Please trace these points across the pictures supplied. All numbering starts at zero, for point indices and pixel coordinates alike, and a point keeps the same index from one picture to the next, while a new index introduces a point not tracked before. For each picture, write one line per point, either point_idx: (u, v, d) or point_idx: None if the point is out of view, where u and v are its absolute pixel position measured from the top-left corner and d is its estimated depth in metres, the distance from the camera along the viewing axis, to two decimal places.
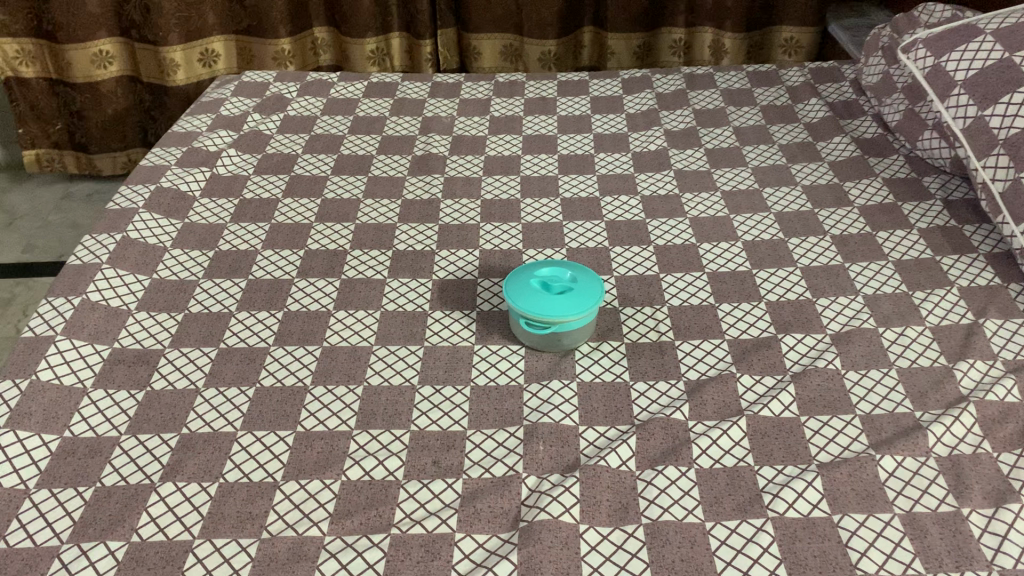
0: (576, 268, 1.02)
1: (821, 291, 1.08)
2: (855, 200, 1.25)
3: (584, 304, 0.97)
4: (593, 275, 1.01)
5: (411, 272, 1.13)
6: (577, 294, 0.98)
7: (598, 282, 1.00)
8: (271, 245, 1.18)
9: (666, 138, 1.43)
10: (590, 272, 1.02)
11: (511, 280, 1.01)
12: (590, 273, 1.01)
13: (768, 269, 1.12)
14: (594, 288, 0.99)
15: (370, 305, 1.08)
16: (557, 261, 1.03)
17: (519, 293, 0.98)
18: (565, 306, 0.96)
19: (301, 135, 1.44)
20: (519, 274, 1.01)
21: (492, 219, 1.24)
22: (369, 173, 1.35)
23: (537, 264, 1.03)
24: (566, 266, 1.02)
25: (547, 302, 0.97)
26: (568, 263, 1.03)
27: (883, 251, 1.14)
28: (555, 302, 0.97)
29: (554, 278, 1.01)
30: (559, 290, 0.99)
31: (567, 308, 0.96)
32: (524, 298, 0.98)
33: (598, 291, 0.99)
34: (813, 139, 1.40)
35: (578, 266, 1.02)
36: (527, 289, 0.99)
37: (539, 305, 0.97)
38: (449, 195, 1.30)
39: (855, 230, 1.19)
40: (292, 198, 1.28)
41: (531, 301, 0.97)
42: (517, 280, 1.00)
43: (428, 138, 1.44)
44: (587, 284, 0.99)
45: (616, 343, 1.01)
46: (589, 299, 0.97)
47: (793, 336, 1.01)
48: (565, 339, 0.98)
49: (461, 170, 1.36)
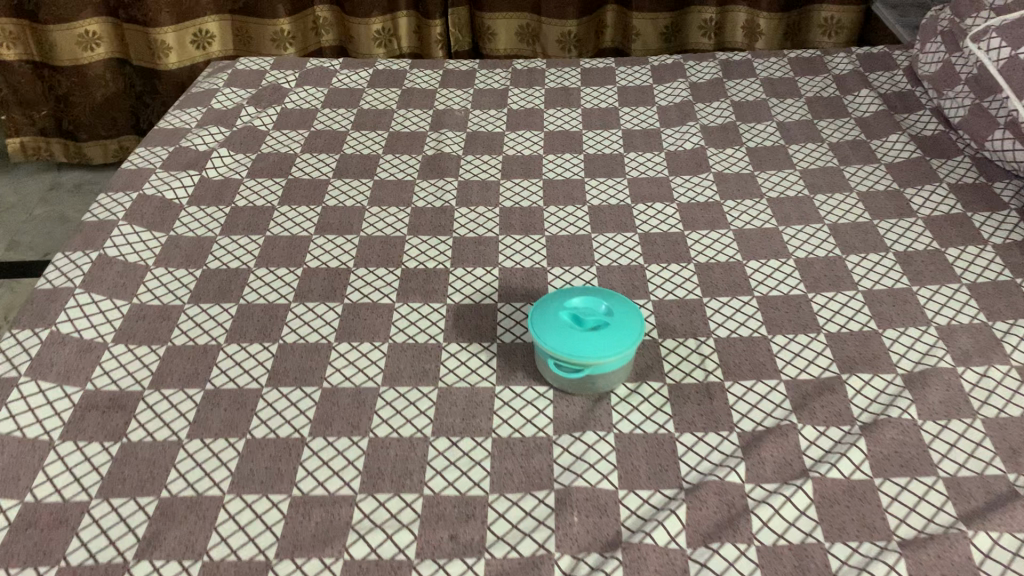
0: (612, 298, 0.89)
1: (887, 321, 0.95)
2: (919, 210, 1.12)
3: (621, 344, 0.84)
4: (631, 306, 0.88)
5: (422, 295, 1.01)
6: (613, 331, 0.85)
7: (637, 315, 0.88)
8: (265, 262, 1.05)
9: (702, 135, 1.29)
10: (628, 302, 0.89)
11: (537, 313, 0.88)
12: (627, 304, 0.89)
13: (826, 293, 1.00)
14: (632, 323, 0.86)
15: (376, 335, 0.95)
16: (590, 290, 0.90)
17: (546, 330, 0.86)
18: (599, 346, 0.84)
19: (300, 132, 1.31)
20: (547, 305, 0.89)
21: (512, 231, 1.11)
22: (375, 176, 1.22)
23: (567, 293, 0.90)
24: (601, 295, 0.89)
25: (579, 341, 0.84)
26: (603, 291, 0.90)
27: (955, 271, 1.01)
28: (587, 342, 0.84)
29: (586, 310, 0.88)
30: (593, 325, 0.86)
31: (602, 348, 0.83)
32: (552, 336, 0.85)
33: (638, 326, 0.86)
34: (866, 137, 1.26)
35: (614, 296, 0.90)
36: (556, 324, 0.86)
37: (570, 345, 0.84)
38: (463, 202, 1.17)
39: (920, 246, 1.06)
40: (289, 206, 1.15)
41: (560, 339, 0.85)
42: (545, 313, 0.88)
43: (440, 134, 1.31)
44: (625, 318, 0.87)
45: (657, 386, 0.89)
46: (628, 337, 0.85)
47: (859, 377, 0.89)
48: (599, 383, 0.86)
49: (477, 172, 1.23)
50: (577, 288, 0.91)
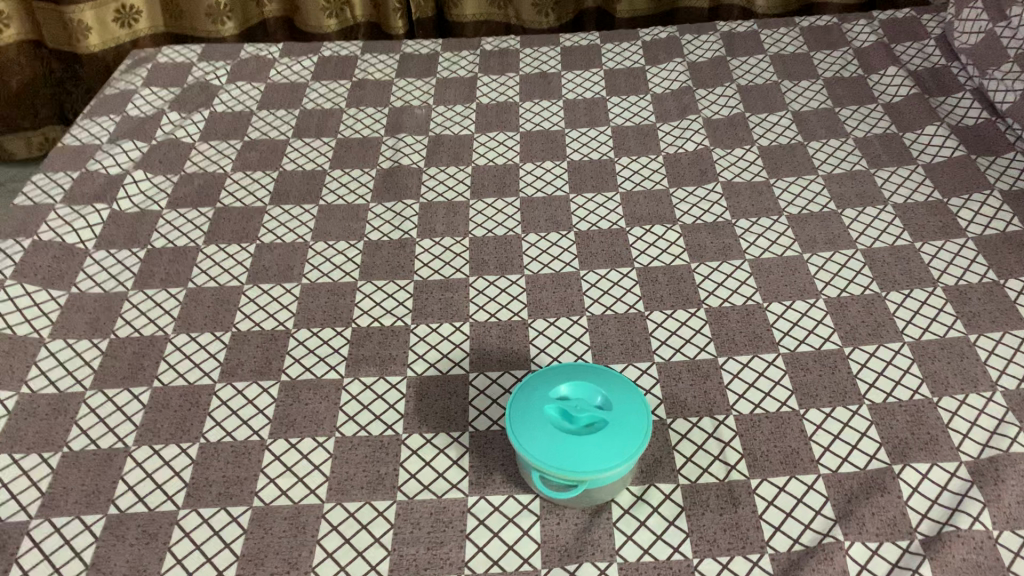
0: (609, 382, 0.71)
1: (943, 386, 0.78)
2: (968, 227, 0.93)
3: (624, 450, 0.67)
4: (633, 392, 0.71)
5: (377, 364, 0.83)
6: (614, 432, 0.68)
7: (641, 405, 0.70)
8: (185, 327, 0.87)
9: (705, 131, 1.10)
10: (629, 386, 0.72)
11: (516, 405, 0.71)
12: (628, 389, 0.71)
13: (866, 347, 0.82)
14: (636, 418, 0.69)
15: (319, 428, 0.77)
16: (581, 371, 0.73)
17: (530, 432, 0.68)
18: (598, 455, 0.66)
19: (232, 143, 1.11)
20: (528, 395, 0.71)
21: (484, 269, 0.93)
22: (320, 200, 1.02)
23: (553, 377, 0.72)
24: (594, 378, 0.72)
25: (572, 448, 0.67)
26: (597, 371, 0.73)
27: (1018, 312, 0.84)
28: (582, 449, 0.67)
29: (578, 399, 0.70)
30: (588, 422, 0.69)
31: (601, 458, 0.66)
32: (537, 442, 0.67)
33: (644, 422, 0.69)
34: (898, 130, 1.08)
35: (612, 379, 0.72)
36: (541, 424, 0.68)
37: (560, 454, 0.67)
38: (425, 231, 0.98)
39: (974, 277, 0.88)
40: (217, 245, 0.96)
41: (548, 447, 0.67)
42: (526, 406, 0.70)
43: (398, 140, 1.11)
44: (627, 410, 0.69)
45: (668, 490, 0.72)
46: (632, 440, 0.67)
47: (914, 469, 0.72)
48: (599, 495, 0.69)
49: (441, 190, 1.03)
50: (564, 368, 0.73)
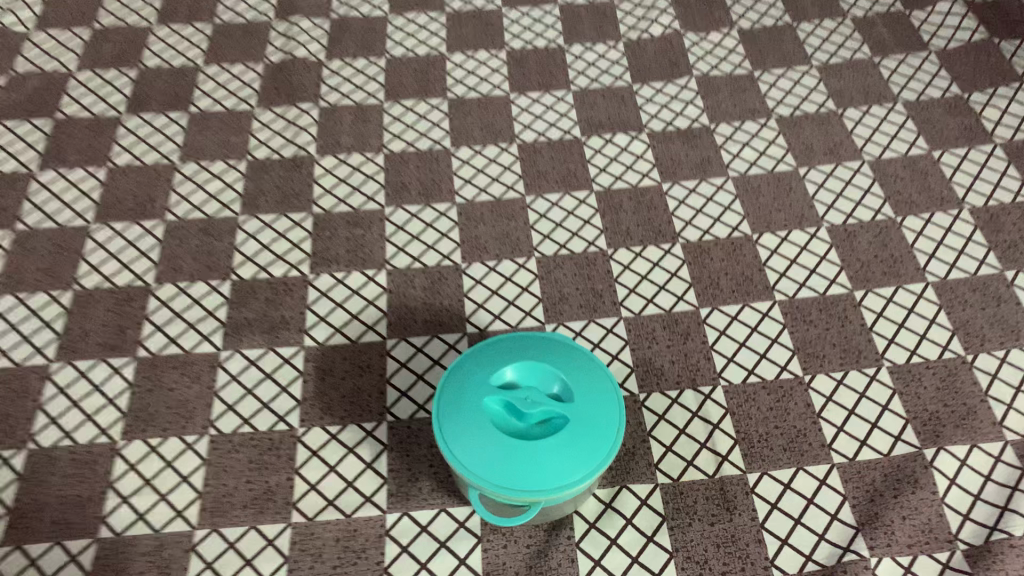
0: (568, 362, 0.54)
1: (977, 340, 0.63)
2: (995, 131, 0.77)
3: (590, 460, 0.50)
4: (600, 374, 0.54)
5: (264, 332, 0.64)
6: (576, 434, 0.50)
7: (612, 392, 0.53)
8: (10, 285, 0.66)
9: (673, 9, 0.90)
10: (594, 364, 0.54)
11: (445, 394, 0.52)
12: (593, 369, 0.54)
13: (881, 290, 0.66)
14: (605, 412, 0.52)
15: (188, 424, 0.59)
16: (531, 345, 0.55)
17: (464, 434, 0.50)
18: (554, 469, 0.49)
19: (76, 32, 0.87)
20: (462, 379, 0.53)
21: (403, 196, 0.73)
22: (191, 106, 0.80)
23: (493, 354, 0.54)
24: (548, 356, 0.54)
25: (520, 458, 0.49)
26: (553, 345, 0.55)
27: None
28: (532, 459, 0.49)
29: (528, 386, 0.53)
30: (541, 419, 0.51)
31: (558, 473, 0.49)
32: (474, 449, 0.50)
33: (614, 417, 0.52)
34: (904, 7, 0.89)
35: (572, 356, 0.54)
36: (478, 422, 0.51)
37: (504, 467, 0.49)
38: (327, 146, 0.77)
39: (1007, 196, 0.72)
40: (54, 170, 0.74)
41: (486, 458, 0.50)
42: (458, 396, 0.52)
43: (291, 25, 0.88)
44: (593, 402, 0.52)
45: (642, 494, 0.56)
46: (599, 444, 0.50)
47: (951, 455, 0.57)
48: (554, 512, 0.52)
49: (346, 89, 0.82)
50: (509, 339, 0.55)
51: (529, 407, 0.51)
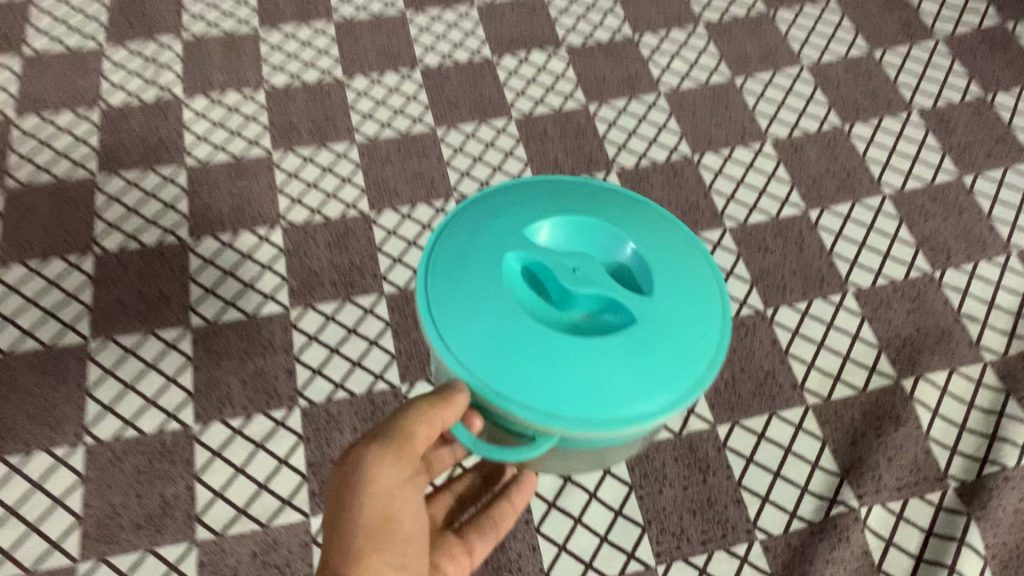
0: (656, 238, 0.41)
1: (944, 255, 0.58)
2: (934, 27, 0.71)
3: (660, 389, 0.36)
4: (698, 264, 0.40)
5: (141, 313, 0.54)
6: (645, 339, 0.37)
7: (712, 295, 0.40)
8: None
9: None
10: (693, 256, 0.41)
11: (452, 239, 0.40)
12: (688, 256, 0.41)
13: (838, 208, 0.60)
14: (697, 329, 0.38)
15: (56, 434, 0.49)
16: (603, 212, 0.42)
17: (470, 298, 0.37)
18: (601, 383, 0.35)
19: None
20: (484, 218, 0.40)
21: (293, 138, 0.63)
22: (24, 47, 0.67)
23: (539, 207, 0.41)
24: (619, 224, 0.41)
25: (552, 360, 0.36)
26: (631, 220, 0.42)
27: (1018, 140, 0.64)
28: (570, 361, 0.35)
29: (576, 257, 0.40)
30: (591, 308, 0.38)
31: (607, 396, 0.35)
32: (481, 327, 0.37)
33: (702, 344, 0.37)
34: None
35: (661, 233, 0.41)
36: (494, 290, 0.37)
37: (526, 368, 0.36)
38: (195, 85, 0.65)
39: (956, 95, 0.66)
40: None
41: (498, 345, 0.36)
42: (471, 245, 0.39)
43: None
44: (681, 301, 0.38)
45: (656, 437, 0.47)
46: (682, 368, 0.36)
47: (931, 384, 0.52)
48: (578, 447, 0.39)
49: (214, 18, 0.70)
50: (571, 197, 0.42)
51: (577, 284, 0.38)
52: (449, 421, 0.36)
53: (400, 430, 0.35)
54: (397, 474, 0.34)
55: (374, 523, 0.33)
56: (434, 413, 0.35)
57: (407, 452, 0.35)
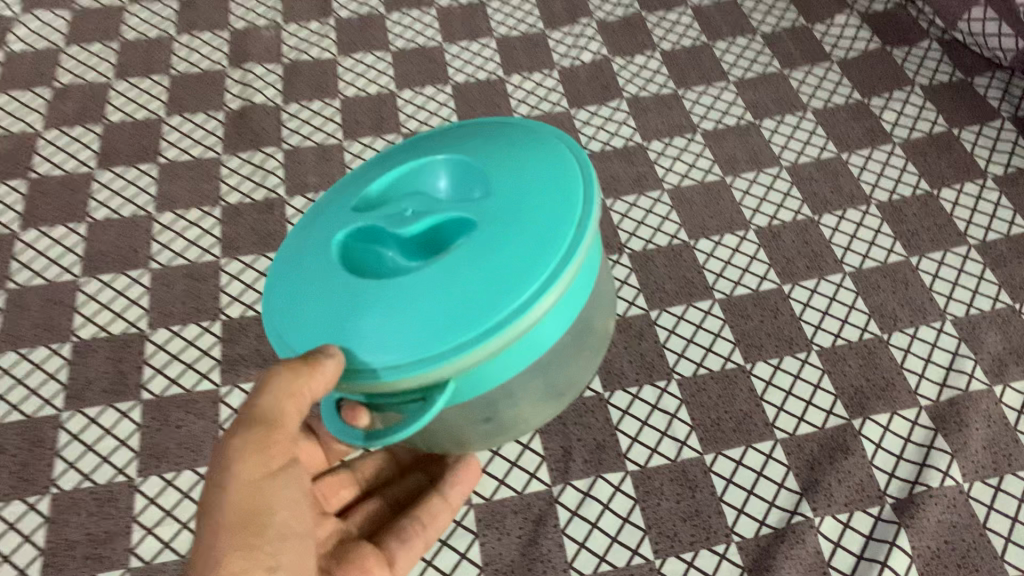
0: (480, 147, 0.52)
1: (892, 321, 0.72)
2: (893, 132, 0.86)
3: (507, 283, 0.44)
4: (536, 149, 0.50)
5: (258, 365, 0.70)
6: (475, 245, 0.45)
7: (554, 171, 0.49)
8: (11, 342, 0.71)
9: (602, 36, 0.98)
10: (530, 142, 0.51)
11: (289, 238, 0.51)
12: (514, 148, 0.51)
13: (807, 283, 0.75)
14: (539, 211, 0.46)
15: (198, 457, 0.65)
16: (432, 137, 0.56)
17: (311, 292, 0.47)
18: (451, 307, 0.43)
19: (38, 93, 0.91)
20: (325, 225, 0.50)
21: None
22: (159, 156, 0.85)
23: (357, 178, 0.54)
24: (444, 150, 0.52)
25: (400, 308, 0.44)
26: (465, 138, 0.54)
27: (958, 226, 0.78)
28: (400, 300, 0.44)
29: (417, 209, 0.49)
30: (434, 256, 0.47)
31: (467, 314, 0.43)
32: (330, 307, 0.46)
33: (521, 252, 0.45)
34: (806, 22, 0.98)
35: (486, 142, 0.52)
36: (327, 269, 0.47)
37: (381, 326, 0.44)
38: (294, 186, 0.82)
39: (907, 190, 0.81)
40: (37, 230, 0.79)
41: (344, 310, 0.45)
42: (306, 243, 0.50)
43: (246, 72, 0.93)
44: (509, 195, 0.47)
45: (557, 379, 0.58)
46: (514, 247, 0.45)
47: (875, 423, 0.66)
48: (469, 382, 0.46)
49: (307, 131, 0.87)
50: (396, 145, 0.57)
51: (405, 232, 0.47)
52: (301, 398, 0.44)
53: (256, 420, 0.45)
54: (257, 459, 0.45)
55: (243, 519, 0.45)
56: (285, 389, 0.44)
57: (266, 436, 0.45)
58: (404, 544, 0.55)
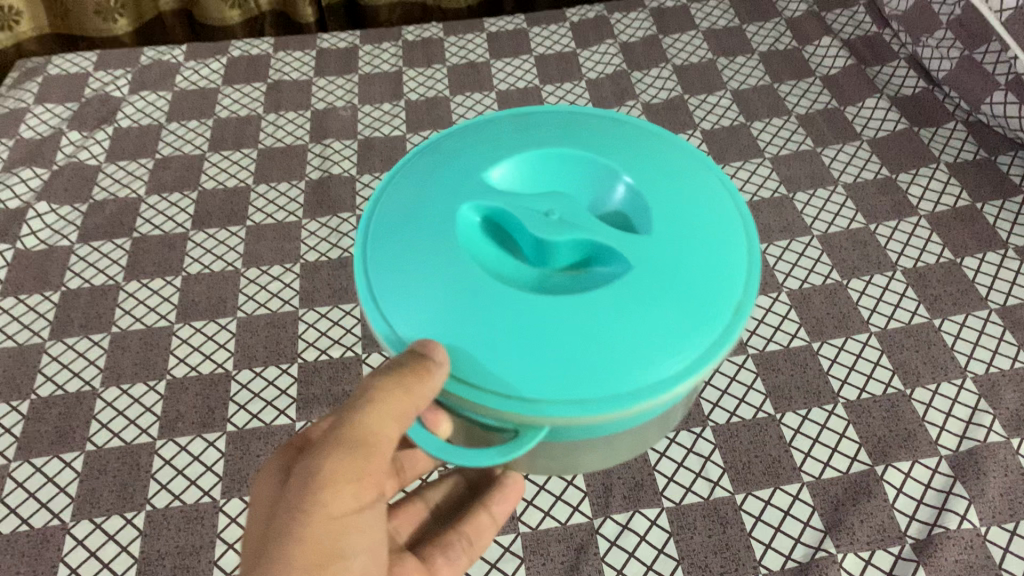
0: (651, 180, 0.59)
1: (914, 377, 0.77)
2: (918, 205, 0.92)
3: (648, 352, 0.50)
4: (703, 234, 0.55)
5: (330, 404, 0.78)
6: (627, 294, 0.52)
7: (720, 247, 0.55)
8: (114, 378, 0.80)
9: (648, 117, 1.07)
10: (720, 230, 0.56)
11: (412, 181, 0.60)
12: (690, 197, 0.58)
13: (834, 341, 0.81)
14: (697, 282, 0.53)
15: None
16: (606, 130, 0.64)
17: (430, 270, 0.54)
18: (585, 362, 0.49)
19: (142, 162, 1.03)
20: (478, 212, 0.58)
21: None
22: (247, 220, 0.95)
23: (521, 145, 0.62)
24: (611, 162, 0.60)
25: (531, 337, 0.50)
26: (640, 152, 0.61)
27: (979, 292, 0.83)
28: (532, 327, 0.50)
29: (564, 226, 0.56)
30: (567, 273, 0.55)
31: (598, 369, 0.49)
32: (453, 295, 0.52)
33: (657, 332, 0.50)
34: (838, 104, 1.06)
35: (657, 171, 0.59)
36: (461, 251, 0.54)
37: (504, 342, 0.50)
38: None
39: (931, 258, 0.87)
40: (138, 281, 0.89)
41: (470, 308, 0.52)
42: (442, 200, 0.58)
43: (325, 147, 1.04)
44: (664, 245, 0.54)
45: (640, 440, 0.62)
46: (665, 318, 0.51)
47: (897, 470, 0.71)
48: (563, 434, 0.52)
49: None
50: (563, 121, 0.64)
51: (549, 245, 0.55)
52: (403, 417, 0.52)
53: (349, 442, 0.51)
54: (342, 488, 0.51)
55: (316, 552, 0.49)
56: (387, 409, 0.52)
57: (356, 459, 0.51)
58: (449, 560, 0.62)
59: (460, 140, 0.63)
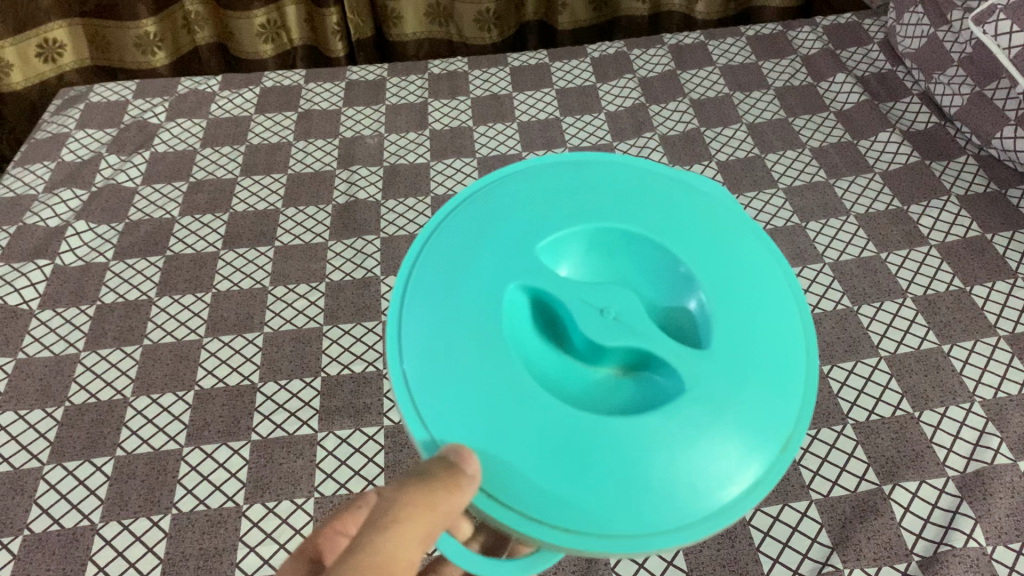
0: (714, 283, 0.59)
1: (923, 400, 0.78)
2: (929, 235, 0.94)
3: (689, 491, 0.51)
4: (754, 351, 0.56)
5: (351, 415, 0.80)
6: (677, 420, 0.52)
7: (777, 373, 0.55)
8: (144, 388, 0.83)
9: (665, 148, 1.10)
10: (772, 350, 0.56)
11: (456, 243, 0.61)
12: (754, 313, 0.58)
13: (844, 364, 0.82)
14: (749, 414, 0.54)
15: (297, 488, 0.75)
16: (677, 202, 0.63)
17: (474, 359, 0.54)
18: (625, 494, 0.50)
19: (177, 185, 1.07)
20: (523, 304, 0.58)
21: None
22: (275, 240, 0.98)
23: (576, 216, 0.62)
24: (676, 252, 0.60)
25: (582, 464, 0.51)
26: (708, 240, 0.61)
27: (988, 319, 0.85)
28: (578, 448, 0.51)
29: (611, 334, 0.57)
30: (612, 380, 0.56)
31: (637, 502, 0.50)
32: (502, 401, 0.53)
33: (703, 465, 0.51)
34: (852, 138, 1.08)
35: (721, 274, 0.59)
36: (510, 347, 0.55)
37: (550, 460, 0.51)
38: (389, 268, 0.94)
39: (941, 286, 0.89)
40: (170, 296, 0.92)
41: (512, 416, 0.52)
42: (494, 277, 0.58)
43: (352, 173, 1.08)
44: (719, 366, 0.55)
45: None
46: (711, 449, 0.52)
47: (904, 489, 0.72)
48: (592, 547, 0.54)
49: (401, 223, 1.00)
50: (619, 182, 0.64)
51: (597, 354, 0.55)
52: (424, 532, 0.48)
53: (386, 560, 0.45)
54: None
55: None
56: (408, 526, 0.47)
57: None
58: None
59: (518, 198, 0.63)
